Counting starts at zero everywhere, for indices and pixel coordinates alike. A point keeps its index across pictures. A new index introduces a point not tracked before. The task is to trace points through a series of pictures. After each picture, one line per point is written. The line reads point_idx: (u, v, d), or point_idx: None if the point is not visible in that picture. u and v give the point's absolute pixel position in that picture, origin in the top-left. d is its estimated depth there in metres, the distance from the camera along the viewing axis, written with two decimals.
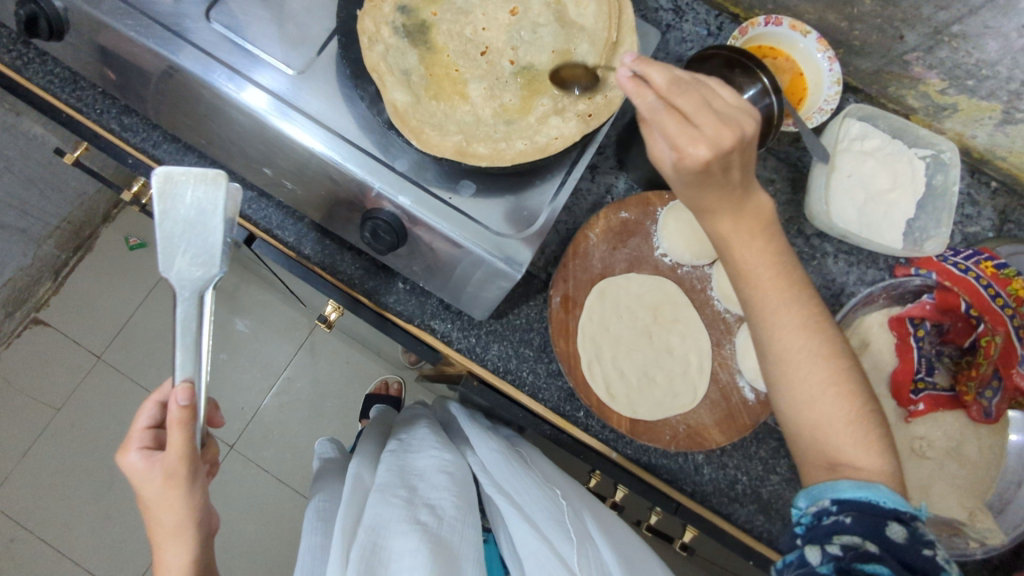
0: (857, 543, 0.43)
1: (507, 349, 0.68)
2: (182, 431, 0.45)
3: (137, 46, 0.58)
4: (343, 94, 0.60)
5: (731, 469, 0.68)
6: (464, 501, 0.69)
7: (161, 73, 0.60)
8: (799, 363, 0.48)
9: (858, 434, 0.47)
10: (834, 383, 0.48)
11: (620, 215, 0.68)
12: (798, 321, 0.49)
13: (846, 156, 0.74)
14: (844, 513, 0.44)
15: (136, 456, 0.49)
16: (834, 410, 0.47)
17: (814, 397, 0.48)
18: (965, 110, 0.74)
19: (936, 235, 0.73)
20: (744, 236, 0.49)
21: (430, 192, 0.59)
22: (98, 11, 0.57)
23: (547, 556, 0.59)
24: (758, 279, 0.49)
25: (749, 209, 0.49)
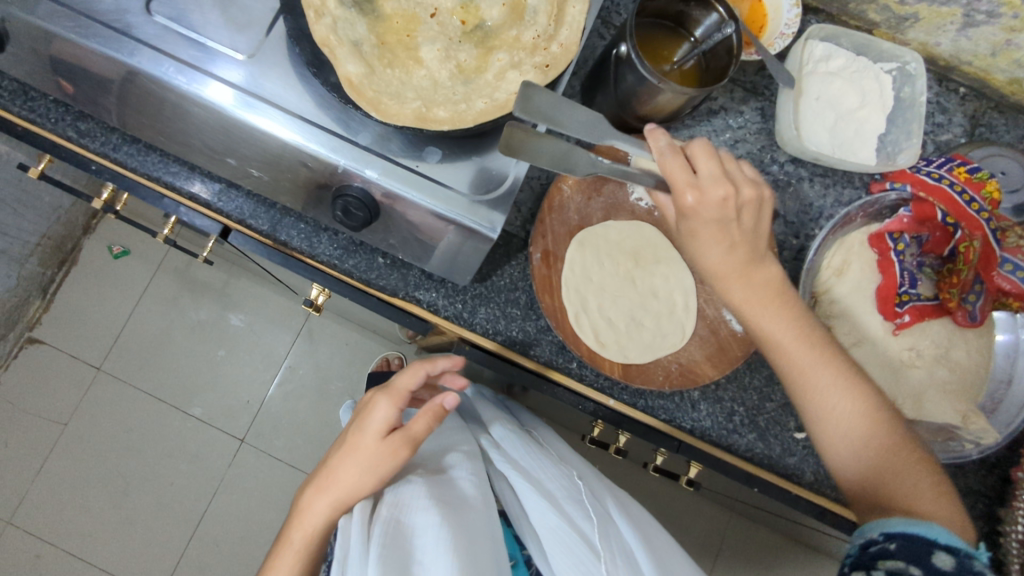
0: (900, 567, 0.48)
1: (494, 311, 0.68)
2: (428, 417, 0.66)
3: (80, 48, 0.56)
4: (297, 74, 0.59)
5: (727, 402, 0.69)
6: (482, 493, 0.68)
7: (106, 74, 0.58)
8: (830, 402, 0.55)
9: (894, 454, 0.54)
10: (860, 408, 0.55)
11: (591, 163, 0.68)
12: (825, 377, 0.55)
13: (813, 78, 0.74)
14: (890, 542, 0.50)
15: (384, 410, 0.66)
16: (858, 432, 0.55)
17: (857, 426, 0.55)
18: (926, 19, 0.73)
19: (908, 147, 0.73)
20: (758, 309, 0.55)
21: (397, 162, 0.59)
22: (36, 17, 0.55)
23: (566, 531, 0.59)
24: (806, 366, 0.55)
25: (759, 280, 0.56)
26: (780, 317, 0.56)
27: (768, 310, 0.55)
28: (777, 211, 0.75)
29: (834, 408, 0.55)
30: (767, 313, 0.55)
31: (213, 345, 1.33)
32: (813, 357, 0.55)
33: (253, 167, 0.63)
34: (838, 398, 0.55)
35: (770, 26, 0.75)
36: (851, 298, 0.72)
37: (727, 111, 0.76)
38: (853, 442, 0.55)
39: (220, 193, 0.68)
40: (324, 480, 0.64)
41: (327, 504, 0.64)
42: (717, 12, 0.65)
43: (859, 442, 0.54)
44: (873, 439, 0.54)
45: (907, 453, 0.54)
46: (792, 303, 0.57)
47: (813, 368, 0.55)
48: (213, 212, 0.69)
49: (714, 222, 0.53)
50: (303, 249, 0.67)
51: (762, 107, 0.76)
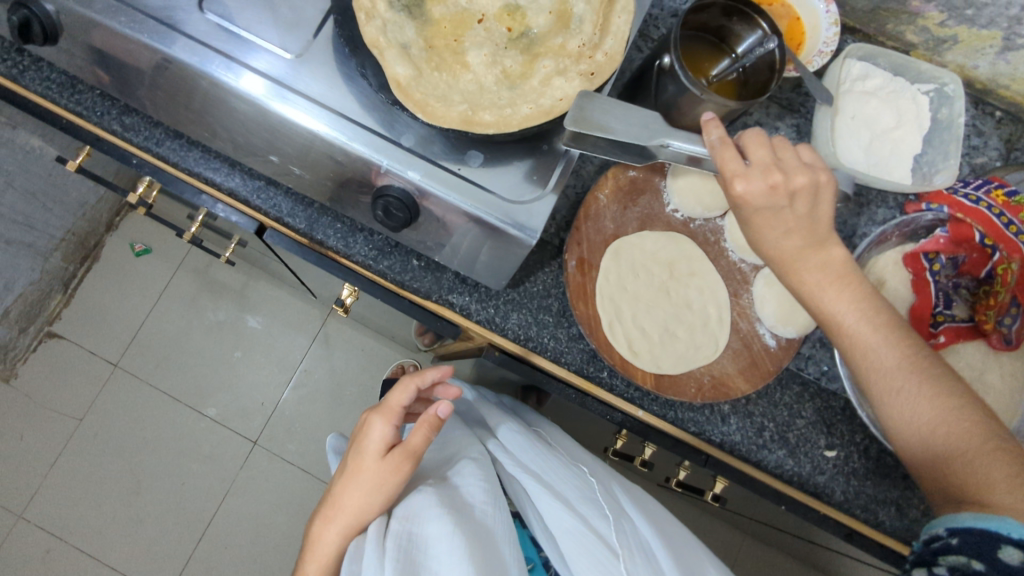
0: (963, 563, 0.45)
1: (526, 317, 0.67)
2: (425, 429, 0.64)
3: (132, 42, 0.57)
4: (343, 74, 0.59)
5: (757, 417, 0.69)
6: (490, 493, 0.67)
7: (156, 68, 0.59)
8: (891, 378, 0.51)
9: (966, 435, 0.48)
10: (925, 388, 0.50)
11: (629, 173, 0.68)
12: (887, 352, 0.52)
13: (850, 96, 0.74)
14: (951, 536, 0.46)
15: (383, 428, 0.65)
16: (924, 412, 0.50)
17: (923, 406, 0.50)
18: (965, 41, 0.73)
19: (946, 168, 0.73)
20: (821, 284, 0.53)
21: (439, 164, 0.59)
22: (91, 11, 0.56)
23: (584, 532, 0.59)
24: (865, 343, 0.52)
25: (823, 257, 0.54)
26: (850, 291, 0.53)
27: (830, 284, 0.53)
28: None
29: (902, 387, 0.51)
30: (832, 290, 0.53)
31: (230, 346, 1.33)
32: (874, 332, 0.52)
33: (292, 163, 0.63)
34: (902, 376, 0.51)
35: (809, 43, 0.75)
36: None
37: (762, 127, 0.77)
38: (921, 426, 0.50)
39: (258, 190, 0.68)
40: (327, 509, 0.63)
41: (336, 531, 0.62)
42: (761, 29, 0.65)
43: (930, 427, 0.50)
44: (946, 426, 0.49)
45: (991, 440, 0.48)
46: (860, 280, 0.54)
47: (876, 344, 0.52)
48: (250, 209, 0.70)
49: (766, 209, 0.53)
50: (338, 248, 0.68)
51: (797, 124, 0.77)
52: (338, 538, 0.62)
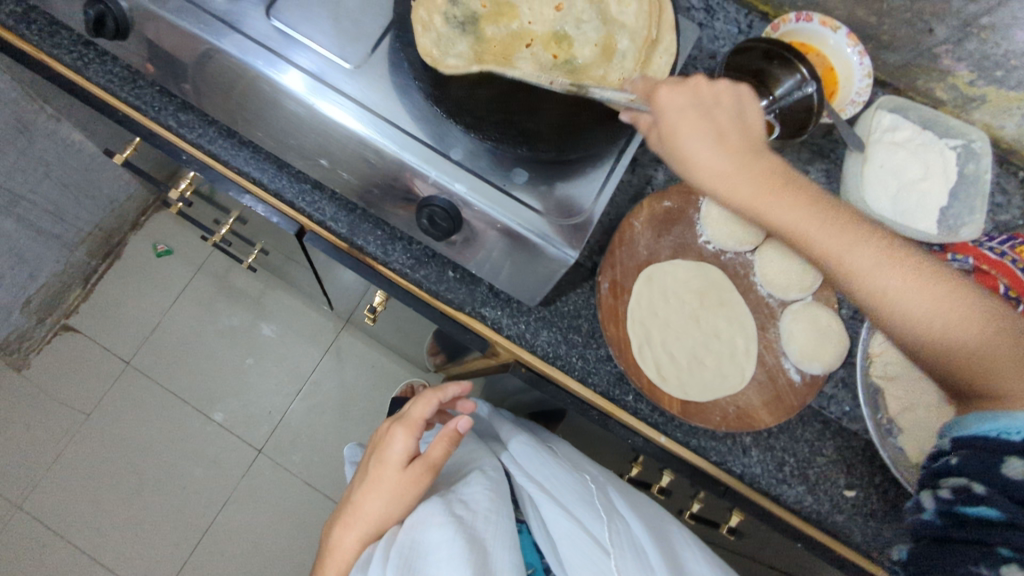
0: (965, 484, 0.43)
1: (556, 335, 0.68)
2: (445, 443, 0.64)
3: (203, 42, 0.59)
4: (398, 87, 0.62)
5: (778, 450, 0.69)
6: (497, 495, 0.65)
7: (221, 68, 0.61)
8: (874, 284, 0.51)
9: (982, 326, 0.48)
10: (900, 270, 0.51)
11: (663, 204, 0.70)
12: (863, 248, 0.53)
13: (879, 146, 0.76)
14: (954, 453, 0.45)
15: (403, 440, 0.65)
16: (918, 302, 0.50)
17: (916, 294, 0.50)
18: (993, 101, 0.76)
19: (971, 222, 0.75)
20: (771, 201, 0.56)
21: (485, 179, 0.61)
22: (164, 10, 0.59)
23: (578, 537, 0.58)
24: (842, 256, 0.53)
25: (759, 169, 0.57)
26: (835, 220, 0.54)
27: (788, 195, 0.56)
28: None
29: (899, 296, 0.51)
30: (781, 198, 0.56)
31: (242, 353, 1.34)
32: (847, 237, 0.53)
33: (340, 168, 0.65)
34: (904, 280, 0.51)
35: (841, 92, 0.78)
36: None
37: (793, 169, 0.79)
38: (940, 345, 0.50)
39: (303, 192, 0.70)
40: (346, 518, 0.64)
41: (354, 537, 0.62)
42: (800, 75, 0.67)
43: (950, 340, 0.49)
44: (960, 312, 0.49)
45: (1009, 344, 0.47)
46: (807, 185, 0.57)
47: (864, 264, 0.52)
48: (292, 211, 0.71)
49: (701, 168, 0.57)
50: (377, 255, 0.69)
51: (827, 169, 0.79)
52: (356, 545, 0.62)
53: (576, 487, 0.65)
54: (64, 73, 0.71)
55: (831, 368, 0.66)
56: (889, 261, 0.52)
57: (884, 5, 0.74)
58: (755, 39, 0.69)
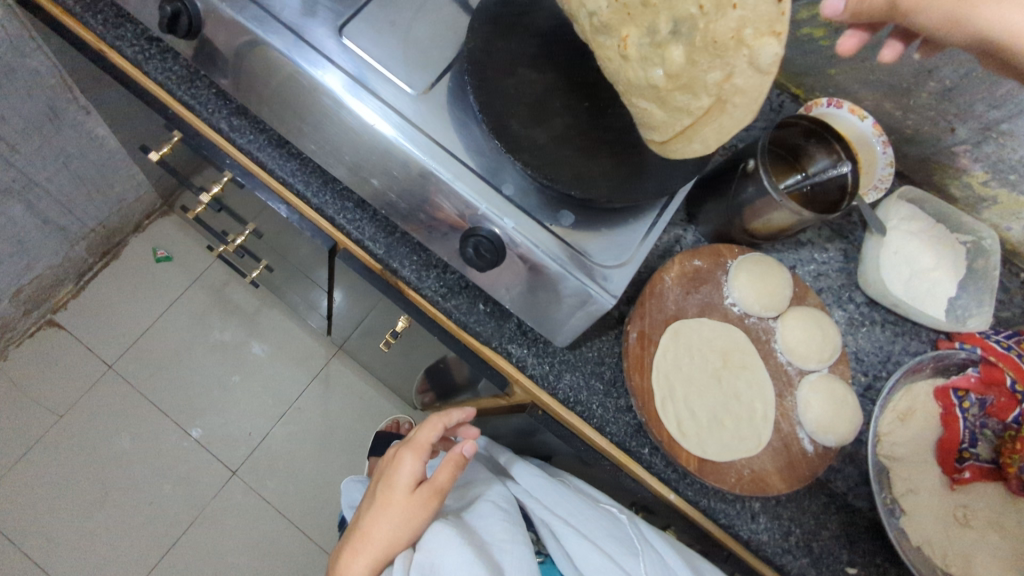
0: None
1: (578, 380, 0.69)
2: (452, 467, 0.64)
3: (277, 50, 0.61)
4: (458, 118, 0.63)
5: (785, 520, 0.69)
6: (514, 522, 0.66)
7: (290, 77, 0.62)
8: None
9: None
10: None
11: (693, 263, 0.72)
12: None
13: (896, 233, 0.80)
14: None
15: (411, 463, 0.64)
16: None
17: None
18: (1004, 203, 0.80)
19: (978, 313, 0.78)
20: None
21: (533, 217, 0.62)
22: (240, 16, 0.61)
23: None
24: None
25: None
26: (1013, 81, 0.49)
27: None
28: (850, 346, 0.79)
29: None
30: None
31: (229, 369, 1.30)
32: None
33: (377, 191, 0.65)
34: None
35: (864, 177, 0.81)
36: (911, 445, 0.74)
37: (813, 245, 0.81)
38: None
39: (344, 209, 0.70)
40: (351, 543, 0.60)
41: (364, 564, 0.59)
42: (836, 156, 0.70)
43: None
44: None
45: None
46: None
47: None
48: (329, 226, 0.72)
49: (967, 27, 0.47)
50: (410, 280, 0.69)
51: (845, 249, 0.82)
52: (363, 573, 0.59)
53: (598, 519, 0.66)
54: (121, 65, 0.72)
55: (844, 443, 0.68)
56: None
57: (911, 101, 0.78)
58: (797, 116, 0.71)
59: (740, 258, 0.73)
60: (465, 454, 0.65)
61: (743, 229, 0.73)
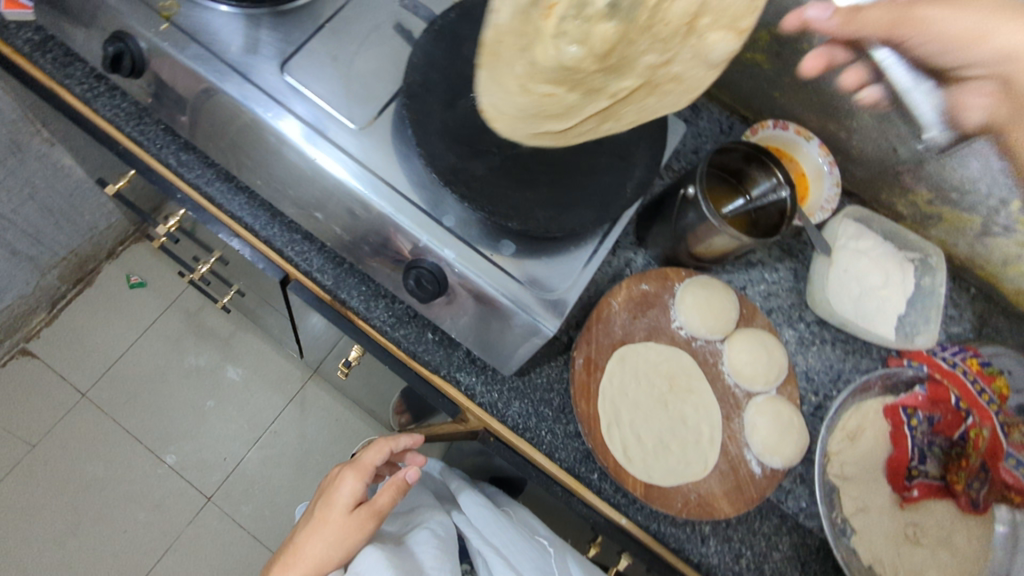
0: None
1: (527, 407, 0.69)
2: (392, 491, 0.65)
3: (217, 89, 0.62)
4: (399, 152, 0.64)
5: (735, 542, 0.70)
6: (445, 551, 0.67)
7: (232, 115, 0.64)
8: None
9: None
10: None
11: (640, 287, 0.73)
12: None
13: (844, 253, 0.81)
14: None
15: (351, 484, 0.65)
16: None
17: None
18: (949, 220, 0.81)
19: (926, 331, 0.78)
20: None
21: (474, 248, 0.63)
22: (182, 55, 0.63)
23: None
24: None
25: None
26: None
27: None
28: (800, 366, 0.80)
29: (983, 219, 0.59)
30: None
31: (204, 394, 1.31)
32: None
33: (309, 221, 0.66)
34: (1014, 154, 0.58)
35: (812, 197, 0.83)
36: (861, 463, 0.75)
37: (763, 265, 0.83)
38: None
39: (294, 242, 0.71)
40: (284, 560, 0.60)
41: None
42: (778, 179, 0.71)
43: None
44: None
45: None
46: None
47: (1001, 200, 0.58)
48: (280, 259, 0.73)
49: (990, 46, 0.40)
50: (359, 310, 0.70)
51: (796, 268, 0.83)
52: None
53: (529, 556, 0.68)
54: (74, 103, 0.74)
55: (792, 463, 0.69)
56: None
57: (854, 122, 0.78)
58: (736, 141, 0.71)
59: (686, 282, 0.74)
60: (408, 479, 0.66)
61: (689, 253, 0.74)
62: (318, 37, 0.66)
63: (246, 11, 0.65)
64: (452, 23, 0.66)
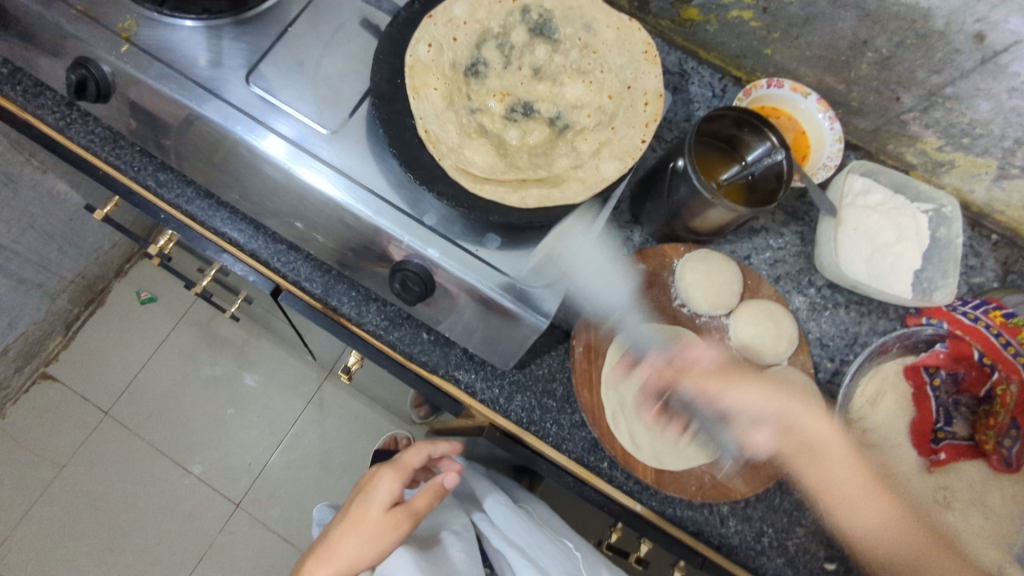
0: None
1: (530, 400, 0.68)
2: (431, 495, 0.63)
3: (181, 107, 0.61)
4: (373, 153, 0.62)
5: (756, 520, 0.68)
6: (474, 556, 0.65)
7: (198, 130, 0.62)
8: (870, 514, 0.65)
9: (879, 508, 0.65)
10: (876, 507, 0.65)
11: (638, 266, 0.70)
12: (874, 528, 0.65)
13: (852, 210, 0.77)
14: None
15: (389, 484, 0.64)
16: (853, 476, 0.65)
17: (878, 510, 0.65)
18: (962, 166, 0.77)
19: (944, 286, 0.75)
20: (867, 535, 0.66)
21: (458, 245, 0.61)
22: (146, 76, 0.61)
23: None
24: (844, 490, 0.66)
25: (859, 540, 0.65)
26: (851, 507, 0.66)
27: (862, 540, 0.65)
28: (814, 332, 0.77)
29: (803, 422, 0.65)
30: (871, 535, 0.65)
31: (223, 403, 1.32)
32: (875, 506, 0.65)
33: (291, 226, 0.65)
34: (810, 469, 0.66)
35: (813, 157, 0.78)
36: (884, 428, 0.72)
37: (768, 232, 0.80)
38: (851, 496, 0.66)
39: (279, 253, 0.70)
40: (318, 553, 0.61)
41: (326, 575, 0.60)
42: (771, 141, 0.68)
43: (842, 510, 0.66)
44: (854, 478, 0.66)
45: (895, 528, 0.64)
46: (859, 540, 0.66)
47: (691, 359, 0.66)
48: (268, 270, 0.72)
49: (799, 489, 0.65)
50: (351, 316, 0.69)
51: (802, 231, 0.80)
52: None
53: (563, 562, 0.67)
54: (48, 132, 0.73)
55: None
56: (718, 375, 0.66)
57: (852, 73, 0.75)
58: (725, 108, 0.69)
59: (685, 258, 0.71)
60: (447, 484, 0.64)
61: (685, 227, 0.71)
62: (281, 42, 0.64)
63: (205, 22, 0.63)
64: (418, 13, 0.64)
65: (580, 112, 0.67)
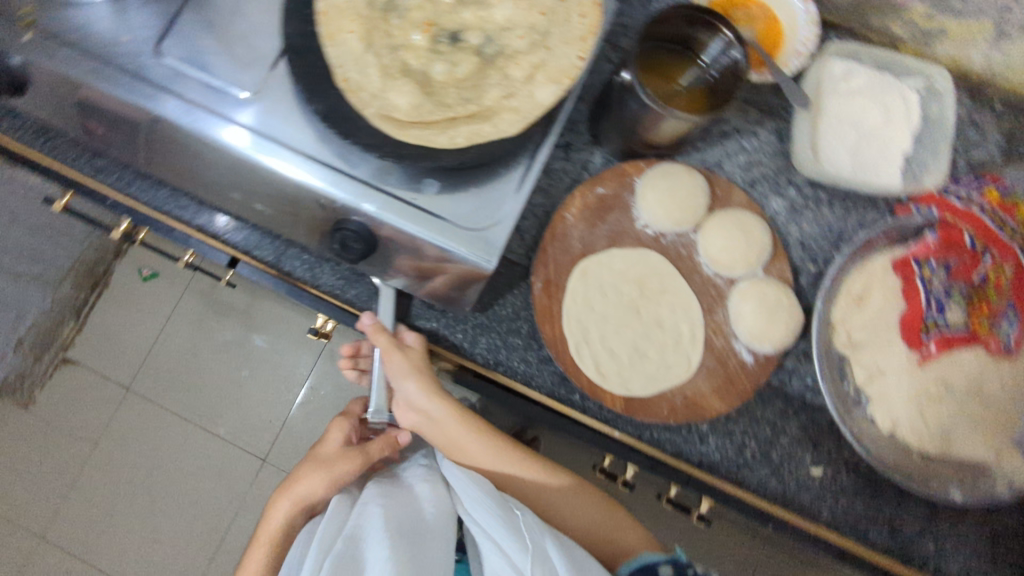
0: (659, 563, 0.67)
1: (495, 340, 0.66)
2: (382, 442, 0.70)
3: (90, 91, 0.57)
4: (299, 109, 0.58)
5: (737, 435, 0.66)
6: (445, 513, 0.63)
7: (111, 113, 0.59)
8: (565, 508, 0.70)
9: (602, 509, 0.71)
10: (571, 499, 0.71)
11: (596, 191, 0.67)
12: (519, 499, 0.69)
13: (833, 97, 0.71)
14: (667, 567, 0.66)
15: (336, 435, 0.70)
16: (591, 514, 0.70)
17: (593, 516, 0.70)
18: (955, 32, 0.69)
19: (936, 170, 0.70)
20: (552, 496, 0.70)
21: (394, 194, 0.57)
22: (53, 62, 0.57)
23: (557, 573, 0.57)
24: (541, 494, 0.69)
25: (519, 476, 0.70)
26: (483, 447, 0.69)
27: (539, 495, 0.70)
28: (793, 236, 0.72)
29: (442, 429, 0.68)
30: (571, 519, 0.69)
31: (236, 366, 1.35)
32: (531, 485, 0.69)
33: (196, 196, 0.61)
34: (476, 456, 0.68)
35: (787, 46, 0.72)
36: (872, 326, 0.68)
37: (741, 132, 0.74)
38: (553, 506, 0.69)
39: (224, 224, 0.69)
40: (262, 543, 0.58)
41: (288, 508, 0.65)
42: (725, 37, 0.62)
43: (547, 506, 0.70)
44: (512, 464, 0.69)
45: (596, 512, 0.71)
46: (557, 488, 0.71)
47: (409, 394, 0.66)
48: (216, 242, 0.70)
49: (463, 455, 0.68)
50: (305, 279, 0.68)
51: (778, 128, 0.74)
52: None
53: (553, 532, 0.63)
54: None
55: (786, 345, 0.64)
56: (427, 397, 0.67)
57: None
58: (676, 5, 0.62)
59: (647, 174, 0.67)
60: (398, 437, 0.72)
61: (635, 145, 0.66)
62: (189, 5, 0.60)
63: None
64: None
65: (510, 35, 0.62)
